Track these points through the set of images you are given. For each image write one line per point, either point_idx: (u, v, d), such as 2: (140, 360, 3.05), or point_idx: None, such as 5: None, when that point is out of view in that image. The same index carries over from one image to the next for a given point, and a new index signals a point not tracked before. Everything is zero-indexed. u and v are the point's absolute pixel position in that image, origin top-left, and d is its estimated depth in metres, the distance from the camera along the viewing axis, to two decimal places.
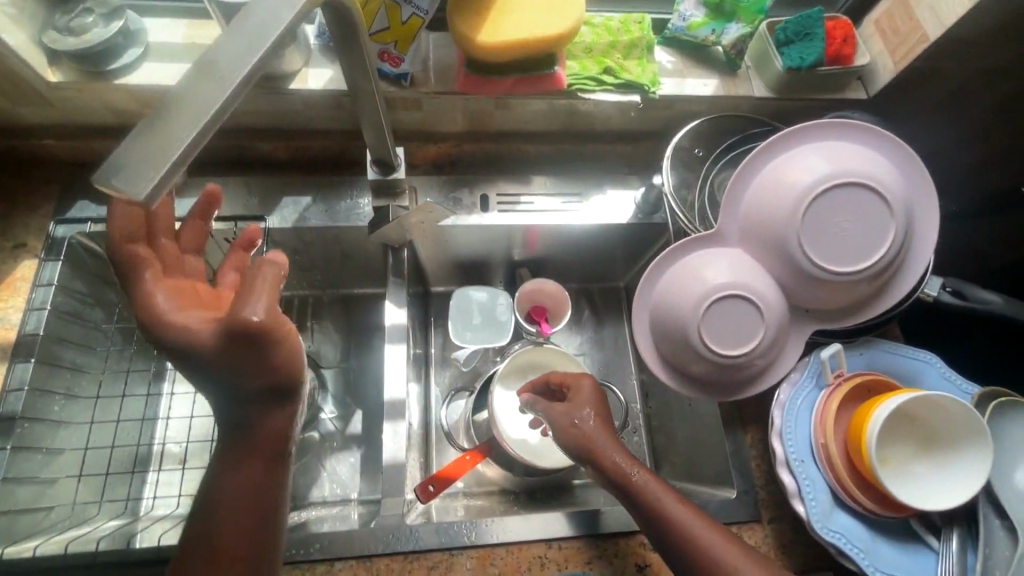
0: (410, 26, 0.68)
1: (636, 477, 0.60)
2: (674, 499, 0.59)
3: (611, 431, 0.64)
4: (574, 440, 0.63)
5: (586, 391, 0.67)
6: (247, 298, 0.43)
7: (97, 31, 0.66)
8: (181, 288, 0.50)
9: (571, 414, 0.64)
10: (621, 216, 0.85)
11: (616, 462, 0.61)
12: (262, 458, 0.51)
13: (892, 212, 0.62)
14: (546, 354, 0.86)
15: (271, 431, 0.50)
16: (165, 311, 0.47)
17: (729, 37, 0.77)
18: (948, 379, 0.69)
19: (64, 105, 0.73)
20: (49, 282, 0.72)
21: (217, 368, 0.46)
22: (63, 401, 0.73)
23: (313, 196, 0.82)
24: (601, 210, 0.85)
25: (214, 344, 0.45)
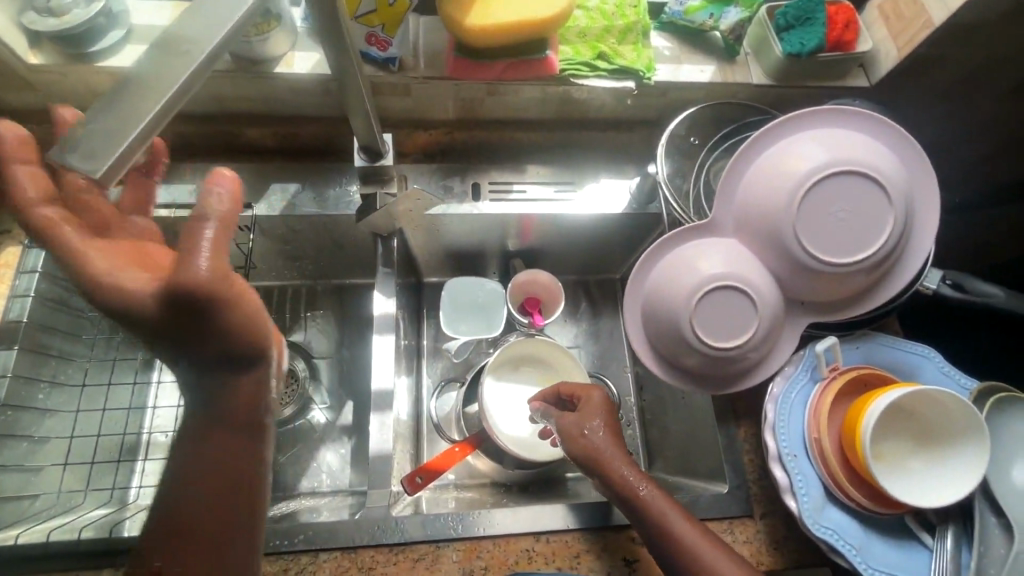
0: (398, 7, 0.65)
1: (644, 493, 0.59)
2: (679, 513, 0.59)
3: (621, 444, 0.63)
4: (581, 452, 0.62)
5: (597, 402, 0.65)
6: (190, 254, 0.41)
7: (78, 11, 0.64)
8: (120, 248, 0.45)
9: (581, 425, 0.64)
10: (614, 207, 0.83)
11: (623, 475, 0.60)
12: (230, 429, 0.48)
13: (891, 200, 0.60)
14: (535, 346, 0.84)
15: (237, 399, 0.48)
16: (99, 273, 0.42)
17: (728, 22, 0.75)
18: (946, 374, 0.67)
19: (48, 89, 0.71)
20: (34, 269, 0.71)
21: (163, 333, 0.44)
22: (48, 389, 0.72)
23: (302, 183, 0.81)
24: (594, 201, 0.83)
25: (158, 309, 0.42)
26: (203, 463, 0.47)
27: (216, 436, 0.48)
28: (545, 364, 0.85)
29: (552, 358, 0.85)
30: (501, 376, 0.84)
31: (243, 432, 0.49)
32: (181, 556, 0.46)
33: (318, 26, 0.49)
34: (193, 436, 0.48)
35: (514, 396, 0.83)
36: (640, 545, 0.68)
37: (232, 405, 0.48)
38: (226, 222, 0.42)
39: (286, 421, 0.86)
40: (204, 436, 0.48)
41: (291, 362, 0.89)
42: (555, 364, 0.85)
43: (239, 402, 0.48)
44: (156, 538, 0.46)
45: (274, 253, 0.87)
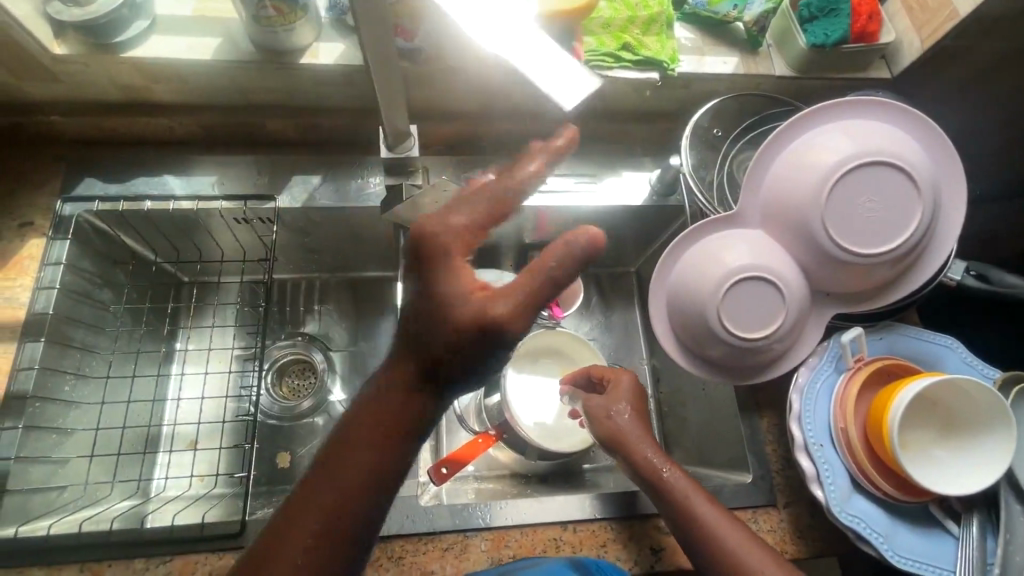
0: None
1: (667, 475, 0.60)
2: (707, 502, 0.59)
3: (645, 428, 0.64)
4: (607, 434, 0.63)
5: (625, 388, 0.66)
6: (521, 300, 0.42)
7: (103, 1, 0.64)
8: (458, 237, 0.43)
9: (608, 407, 0.64)
10: (570, 105, 0.39)
11: (647, 456, 0.61)
12: (357, 473, 0.44)
13: (920, 191, 0.61)
14: (555, 337, 0.85)
15: (364, 451, 0.44)
16: (446, 253, 0.42)
17: (751, 13, 0.75)
18: (969, 364, 0.68)
19: (70, 79, 0.71)
20: (58, 261, 0.70)
21: (444, 340, 0.42)
22: (74, 381, 0.72)
23: (324, 175, 0.81)
24: (551, 75, 0.39)
25: (466, 324, 0.42)
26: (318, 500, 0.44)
27: (335, 473, 0.44)
28: (563, 356, 0.86)
29: (570, 350, 0.85)
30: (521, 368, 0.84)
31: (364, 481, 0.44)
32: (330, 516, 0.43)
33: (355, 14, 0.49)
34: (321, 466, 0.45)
35: (534, 387, 0.84)
36: (665, 533, 0.68)
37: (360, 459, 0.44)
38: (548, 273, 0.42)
39: (301, 415, 0.88)
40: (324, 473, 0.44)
41: (309, 353, 0.91)
42: (574, 355, 0.86)
43: (362, 457, 0.44)
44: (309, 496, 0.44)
45: (293, 245, 0.87)
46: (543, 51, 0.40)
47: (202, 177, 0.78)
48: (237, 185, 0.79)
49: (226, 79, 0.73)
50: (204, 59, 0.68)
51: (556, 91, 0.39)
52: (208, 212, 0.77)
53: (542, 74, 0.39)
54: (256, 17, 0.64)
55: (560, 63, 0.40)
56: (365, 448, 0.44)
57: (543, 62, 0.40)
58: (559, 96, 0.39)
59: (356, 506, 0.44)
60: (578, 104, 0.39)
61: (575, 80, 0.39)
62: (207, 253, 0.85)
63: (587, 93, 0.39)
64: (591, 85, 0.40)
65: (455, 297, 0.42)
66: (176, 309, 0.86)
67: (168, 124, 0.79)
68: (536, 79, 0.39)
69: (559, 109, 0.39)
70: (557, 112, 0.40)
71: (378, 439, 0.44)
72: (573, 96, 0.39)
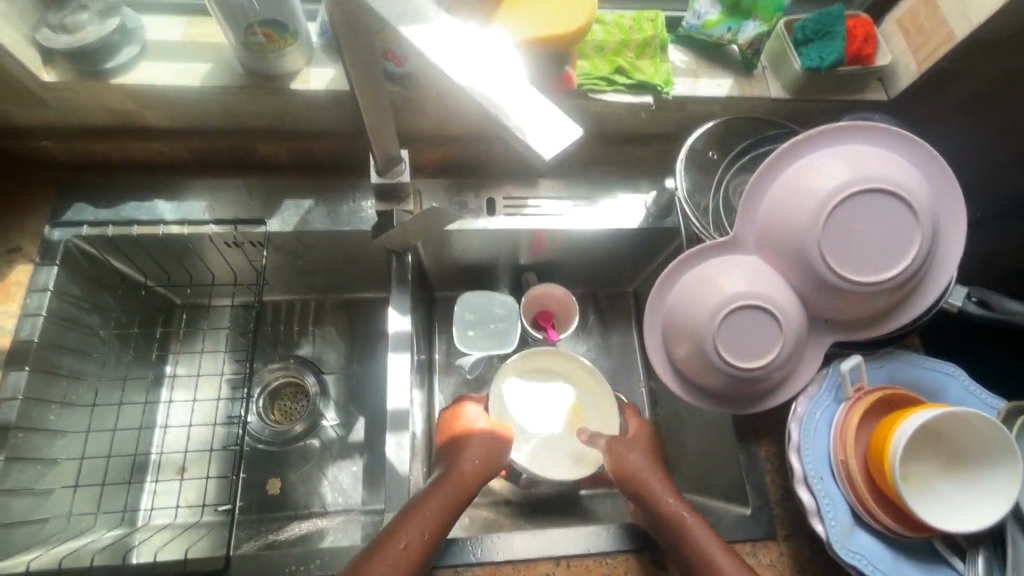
0: None
1: (689, 522, 0.61)
2: (717, 543, 0.60)
3: (661, 474, 0.67)
4: (626, 475, 0.68)
5: (643, 442, 0.72)
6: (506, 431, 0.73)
7: (92, 28, 0.64)
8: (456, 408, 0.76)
9: (627, 450, 0.70)
10: (549, 154, 0.37)
11: (665, 501, 0.63)
12: (445, 506, 0.61)
13: (918, 219, 0.59)
14: (548, 359, 0.81)
15: (444, 496, 0.61)
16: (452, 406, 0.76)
17: (746, 36, 0.74)
18: (972, 394, 0.66)
19: (60, 106, 0.70)
20: (45, 288, 0.70)
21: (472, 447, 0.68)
22: (59, 409, 0.71)
23: (316, 199, 0.80)
24: (532, 122, 0.38)
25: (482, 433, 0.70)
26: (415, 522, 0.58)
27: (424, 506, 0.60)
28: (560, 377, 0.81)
29: (564, 371, 0.81)
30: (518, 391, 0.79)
31: (449, 512, 0.61)
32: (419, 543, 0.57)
33: (342, 45, 0.48)
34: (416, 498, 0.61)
35: (532, 411, 0.79)
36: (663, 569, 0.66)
37: (440, 505, 0.60)
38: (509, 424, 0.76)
39: (293, 440, 0.86)
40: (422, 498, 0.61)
41: (300, 376, 0.90)
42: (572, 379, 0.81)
43: (449, 494, 0.62)
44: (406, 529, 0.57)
45: (285, 269, 0.87)
46: (525, 96, 0.39)
47: (193, 202, 0.78)
48: (228, 210, 0.78)
49: (217, 105, 0.72)
50: (193, 86, 0.68)
51: (535, 139, 0.37)
52: (199, 236, 0.76)
53: (522, 117, 0.38)
54: (246, 44, 0.64)
55: (542, 111, 0.38)
56: (448, 494, 0.62)
57: (524, 107, 0.38)
58: (539, 146, 0.37)
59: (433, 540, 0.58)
60: (559, 154, 0.37)
61: (556, 128, 0.38)
62: (199, 276, 0.85)
63: (569, 143, 0.38)
64: (572, 136, 0.38)
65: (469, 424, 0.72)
66: (166, 334, 0.85)
67: (160, 148, 0.78)
68: (517, 121, 0.38)
69: (537, 158, 0.37)
70: (535, 162, 0.38)
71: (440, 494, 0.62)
72: (554, 145, 0.37)
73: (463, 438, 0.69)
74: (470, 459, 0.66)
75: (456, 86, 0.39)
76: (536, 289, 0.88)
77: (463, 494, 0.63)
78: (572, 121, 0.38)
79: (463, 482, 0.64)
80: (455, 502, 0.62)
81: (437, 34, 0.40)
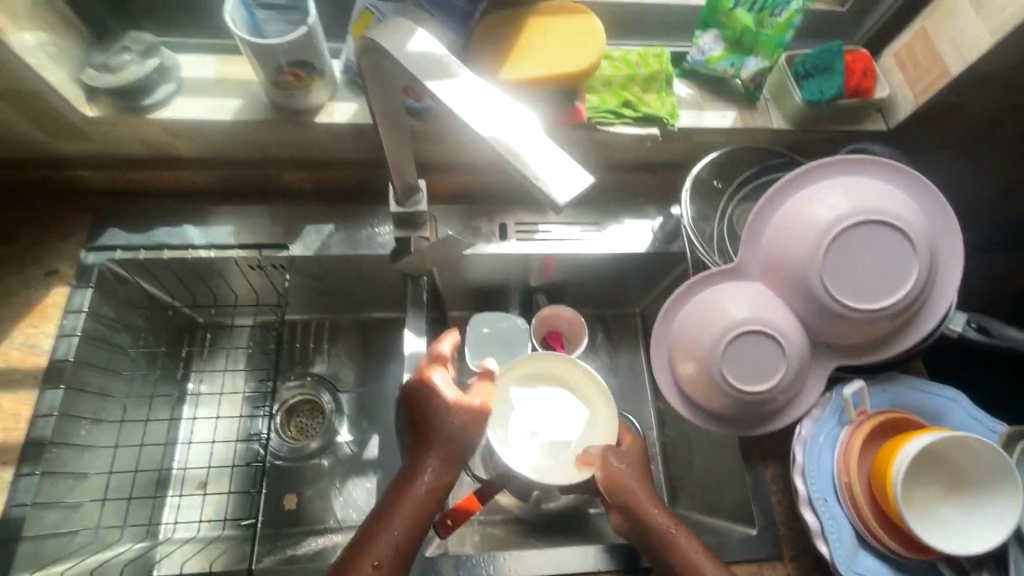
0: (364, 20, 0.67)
1: (676, 536, 0.62)
2: (706, 556, 0.61)
3: (647, 485, 0.67)
4: (610, 486, 0.66)
5: (632, 451, 0.71)
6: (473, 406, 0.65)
7: (134, 68, 0.68)
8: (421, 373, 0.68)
9: (613, 459, 0.68)
10: (564, 200, 0.40)
11: (651, 514, 0.63)
12: (414, 517, 0.59)
13: (916, 248, 0.62)
14: (544, 361, 0.80)
15: (408, 510, 0.59)
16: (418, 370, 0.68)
17: (747, 71, 0.77)
18: (975, 418, 0.67)
19: (99, 138, 0.75)
20: (80, 309, 0.73)
21: (437, 440, 0.63)
22: (90, 426, 0.74)
23: (335, 225, 0.84)
24: (548, 170, 0.41)
25: (448, 420, 0.64)
26: (383, 540, 0.57)
27: (383, 525, 0.58)
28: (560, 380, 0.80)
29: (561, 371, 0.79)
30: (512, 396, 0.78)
31: (420, 522, 0.59)
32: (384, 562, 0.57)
33: (371, 89, 0.52)
34: (386, 507, 0.60)
35: (534, 417, 0.78)
36: None
37: (404, 519, 0.59)
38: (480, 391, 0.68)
39: (309, 456, 0.89)
40: (391, 509, 0.59)
41: (316, 394, 0.92)
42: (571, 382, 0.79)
43: (420, 501, 0.60)
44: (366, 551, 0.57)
45: (305, 290, 0.90)
46: (541, 145, 0.42)
47: (221, 227, 0.82)
48: (253, 235, 0.82)
49: (244, 137, 0.76)
50: (225, 120, 0.72)
51: (551, 186, 0.40)
52: (224, 259, 0.80)
53: (538, 164, 0.41)
54: (275, 82, 0.68)
55: (556, 159, 0.42)
56: (413, 504, 0.60)
57: (540, 155, 0.41)
58: (555, 192, 0.40)
59: (399, 558, 0.57)
60: (573, 199, 0.40)
61: (570, 175, 0.41)
62: (222, 297, 0.88)
63: (581, 189, 0.41)
64: (585, 182, 0.41)
65: (437, 406, 0.65)
66: (190, 353, 0.90)
67: (190, 176, 0.82)
68: (534, 169, 0.41)
69: (553, 204, 0.40)
70: (551, 205, 0.41)
71: (402, 507, 0.59)
72: (569, 191, 0.40)
73: (439, 422, 0.64)
74: (435, 458, 0.62)
75: (476, 135, 0.43)
76: (546, 312, 0.90)
77: (433, 492, 0.61)
78: (584, 168, 0.41)
79: (432, 481, 0.61)
80: (423, 507, 0.60)
81: (459, 91, 0.44)
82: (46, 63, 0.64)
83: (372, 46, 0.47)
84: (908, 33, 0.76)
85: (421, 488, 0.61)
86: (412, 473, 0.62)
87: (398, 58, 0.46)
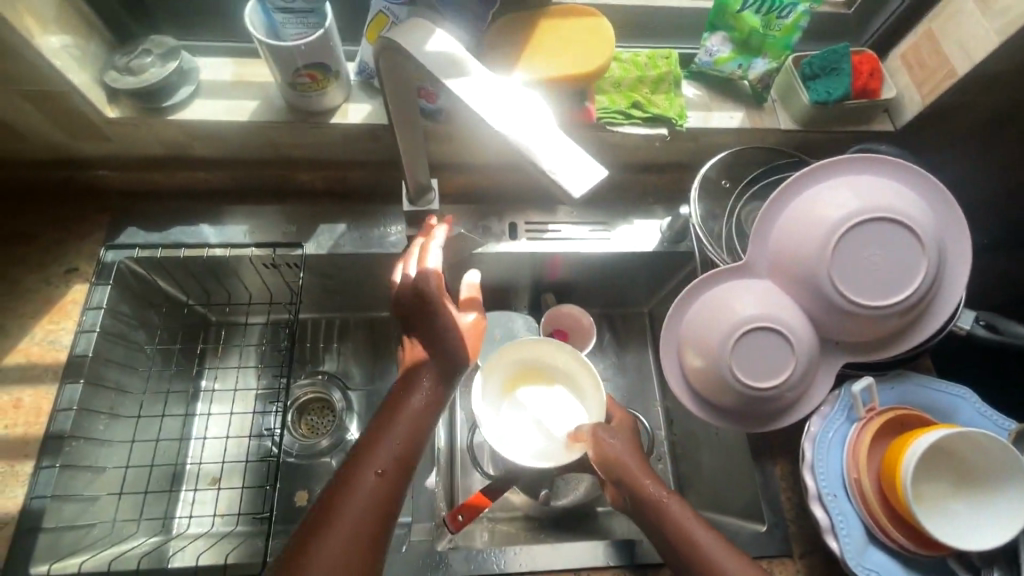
0: (377, 23, 0.70)
1: (667, 502, 0.62)
2: (701, 525, 0.61)
3: (638, 456, 0.67)
4: (607, 461, 0.67)
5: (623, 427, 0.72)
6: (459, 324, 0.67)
7: (155, 70, 0.70)
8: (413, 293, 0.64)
9: (608, 434, 0.69)
10: (578, 192, 0.41)
11: (641, 481, 0.64)
12: (411, 428, 0.59)
13: (923, 245, 0.62)
14: (535, 348, 0.81)
15: (406, 424, 0.59)
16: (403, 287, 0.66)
17: (756, 71, 0.79)
18: (984, 415, 0.67)
19: (120, 139, 0.77)
20: (99, 305, 0.75)
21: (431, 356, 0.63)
22: (107, 420, 0.76)
23: (348, 224, 0.85)
24: (561, 163, 0.42)
25: (440, 336, 0.64)
26: (382, 451, 0.57)
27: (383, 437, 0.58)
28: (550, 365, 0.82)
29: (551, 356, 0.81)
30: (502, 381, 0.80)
31: (417, 434, 0.59)
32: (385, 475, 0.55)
33: (387, 88, 0.53)
34: (380, 422, 0.59)
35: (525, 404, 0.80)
36: None
37: (403, 432, 0.58)
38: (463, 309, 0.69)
39: (320, 453, 0.90)
40: (388, 423, 0.59)
41: (328, 392, 0.94)
42: (561, 367, 0.81)
43: (415, 415, 0.60)
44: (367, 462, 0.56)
45: (317, 288, 0.91)
46: (555, 140, 0.43)
47: (236, 226, 0.83)
48: (267, 234, 0.83)
49: (260, 137, 0.78)
50: (242, 121, 0.74)
51: (565, 179, 0.42)
52: (239, 257, 0.81)
53: (552, 158, 0.42)
54: (292, 84, 0.69)
55: (570, 153, 0.43)
56: (410, 416, 0.59)
57: (554, 150, 0.43)
58: (569, 185, 0.41)
59: (399, 471, 0.57)
60: (586, 192, 0.41)
61: (583, 168, 0.42)
62: (236, 295, 0.90)
63: (594, 182, 0.42)
64: (598, 175, 0.42)
65: (432, 323, 0.64)
66: (205, 351, 0.91)
67: (206, 176, 0.84)
68: (548, 163, 0.42)
69: (567, 197, 0.41)
70: (564, 199, 0.42)
71: (399, 419, 0.59)
72: (582, 183, 0.41)
73: (431, 340, 0.64)
74: (431, 371, 0.62)
75: (491, 130, 0.44)
76: (557, 309, 0.92)
77: (429, 406, 0.61)
78: (597, 162, 0.42)
79: (427, 395, 0.61)
80: (421, 420, 0.60)
81: (476, 88, 0.45)
82: (71, 66, 0.65)
83: (389, 46, 0.49)
84: (914, 34, 0.76)
85: (416, 398, 0.60)
86: (407, 389, 0.61)
87: (416, 58, 0.47)
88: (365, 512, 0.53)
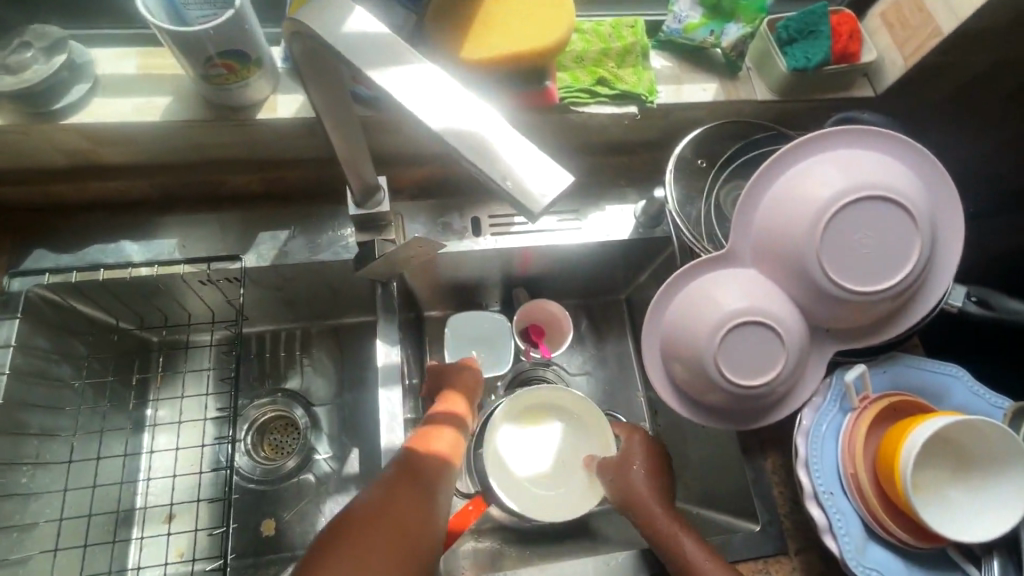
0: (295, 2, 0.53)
1: (666, 527, 0.64)
2: (694, 543, 0.63)
3: (657, 487, 0.68)
4: (619, 492, 0.69)
5: (639, 447, 0.72)
6: (464, 410, 0.71)
7: (38, 67, 0.60)
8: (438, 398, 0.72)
9: (622, 466, 0.70)
10: (540, 206, 0.35)
11: (648, 510, 0.66)
12: (415, 498, 0.57)
13: (917, 223, 0.58)
14: (531, 396, 0.77)
15: (407, 496, 0.56)
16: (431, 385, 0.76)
17: (729, 38, 0.72)
18: (977, 394, 0.65)
19: (9, 150, 0.66)
20: (7, 344, 0.65)
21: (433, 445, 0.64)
22: (32, 470, 0.67)
23: (292, 230, 0.76)
24: (519, 164, 0.35)
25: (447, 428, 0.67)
26: (391, 515, 0.54)
27: (390, 499, 0.56)
28: (552, 408, 0.78)
29: (552, 399, 0.77)
30: (507, 437, 0.76)
31: (420, 505, 0.56)
32: (389, 536, 0.52)
33: (301, 67, 0.44)
34: (382, 482, 0.57)
35: (532, 454, 0.75)
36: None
37: (407, 502, 0.56)
38: (472, 389, 0.75)
39: (286, 477, 0.83)
40: (390, 489, 0.57)
41: (289, 410, 0.86)
42: (564, 406, 0.78)
43: (418, 484, 0.58)
44: (372, 524, 0.53)
45: (267, 301, 0.83)
46: (511, 140, 0.36)
47: (161, 242, 0.74)
48: (202, 248, 0.74)
49: (178, 139, 0.68)
50: (153, 121, 0.64)
51: (526, 182, 0.35)
52: (170, 275, 0.72)
53: (506, 159, 0.35)
54: (206, 77, 0.60)
55: (527, 153, 0.36)
56: (412, 487, 0.58)
57: (510, 150, 0.36)
58: (529, 192, 0.35)
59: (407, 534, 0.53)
60: (551, 203, 0.35)
61: (545, 171, 0.35)
62: (175, 315, 0.81)
63: (561, 188, 0.35)
64: (564, 181, 0.35)
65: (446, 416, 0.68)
66: (144, 380, 0.81)
67: (121, 187, 0.74)
68: (507, 167, 0.35)
69: (528, 211, 0.35)
70: (524, 213, 0.36)
71: (404, 492, 0.57)
72: (547, 188, 0.35)
73: (441, 430, 0.66)
74: (436, 458, 0.62)
75: (434, 132, 0.37)
76: (529, 304, 0.86)
77: (431, 480, 0.60)
78: (563, 168, 0.36)
79: (424, 470, 0.60)
80: (421, 491, 0.58)
81: (405, 77, 0.38)
82: None
83: (300, 30, 0.41)
84: None
85: (419, 470, 0.60)
86: (409, 466, 0.60)
87: (331, 42, 0.39)
88: (363, 561, 0.49)
